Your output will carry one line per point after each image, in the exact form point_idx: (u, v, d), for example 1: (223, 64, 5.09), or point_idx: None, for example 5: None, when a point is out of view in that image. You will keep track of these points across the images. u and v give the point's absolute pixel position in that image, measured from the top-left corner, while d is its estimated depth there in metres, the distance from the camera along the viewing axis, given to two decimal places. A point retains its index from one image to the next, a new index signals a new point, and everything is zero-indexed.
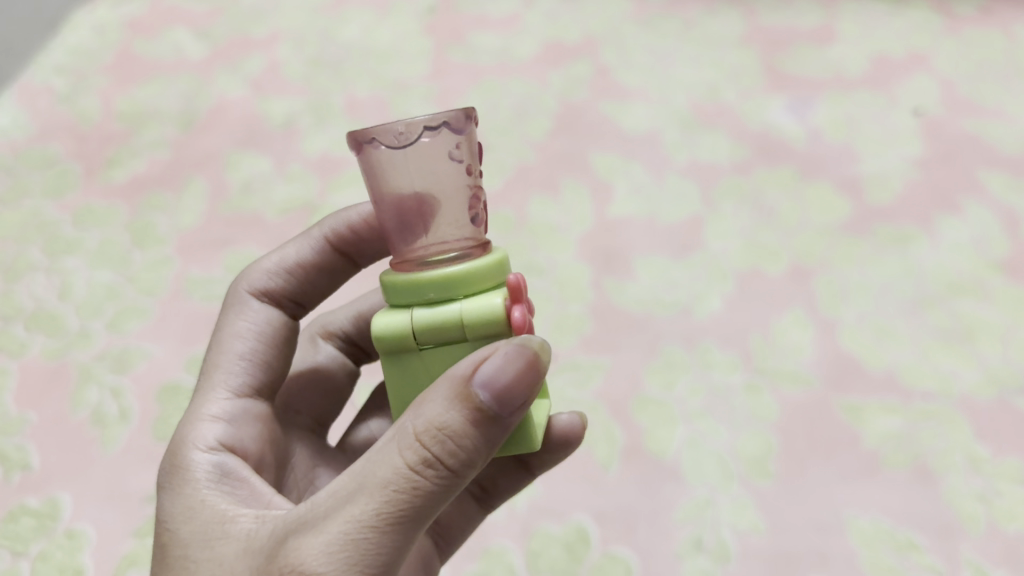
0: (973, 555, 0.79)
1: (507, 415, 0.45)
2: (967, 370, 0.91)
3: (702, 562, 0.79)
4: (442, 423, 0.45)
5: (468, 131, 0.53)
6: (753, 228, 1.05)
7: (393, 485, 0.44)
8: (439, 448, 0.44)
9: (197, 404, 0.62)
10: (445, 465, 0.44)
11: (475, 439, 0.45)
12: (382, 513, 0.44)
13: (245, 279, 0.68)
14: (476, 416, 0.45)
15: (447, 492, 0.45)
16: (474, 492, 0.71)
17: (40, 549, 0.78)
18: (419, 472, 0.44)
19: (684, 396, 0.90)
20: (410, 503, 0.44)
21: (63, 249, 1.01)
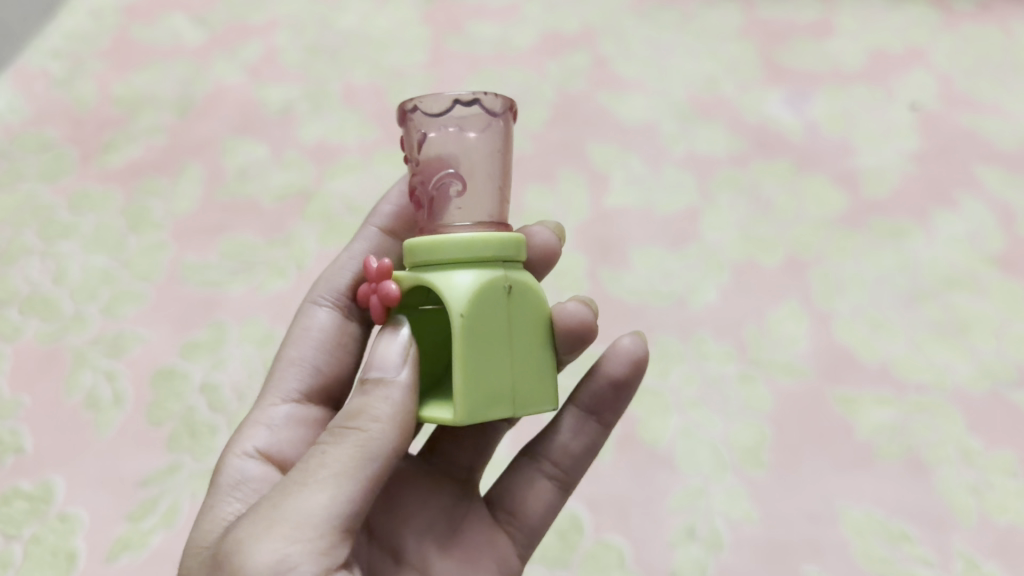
0: (963, 547, 0.79)
1: (394, 374, 0.51)
2: (961, 363, 0.92)
3: (695, 550, 0.80)
4: (348, 406, 0.51)
5: (402, 126, 0.63)
6: (749, 220, 1.05)
7: (306, 460, 0.49)
8: (341, 421, 0.50)
9: (253, 412, 0.67)
10: (348, 425, 0.49)
11: (373, 402, 0.50)
12: (296, 473, 0.48)
13: (315, 288, 0.70)
14: (372, 388, 0.51)
15: (361, 452, 0.48)
16: (555, 482, 0.67)
17: (33, 532, 0.78)
18: (326, 437, 0.49)
19: (679, 385, 0.90)
20: (318, 457, 0.48)
21: (59, 233, 1.01)
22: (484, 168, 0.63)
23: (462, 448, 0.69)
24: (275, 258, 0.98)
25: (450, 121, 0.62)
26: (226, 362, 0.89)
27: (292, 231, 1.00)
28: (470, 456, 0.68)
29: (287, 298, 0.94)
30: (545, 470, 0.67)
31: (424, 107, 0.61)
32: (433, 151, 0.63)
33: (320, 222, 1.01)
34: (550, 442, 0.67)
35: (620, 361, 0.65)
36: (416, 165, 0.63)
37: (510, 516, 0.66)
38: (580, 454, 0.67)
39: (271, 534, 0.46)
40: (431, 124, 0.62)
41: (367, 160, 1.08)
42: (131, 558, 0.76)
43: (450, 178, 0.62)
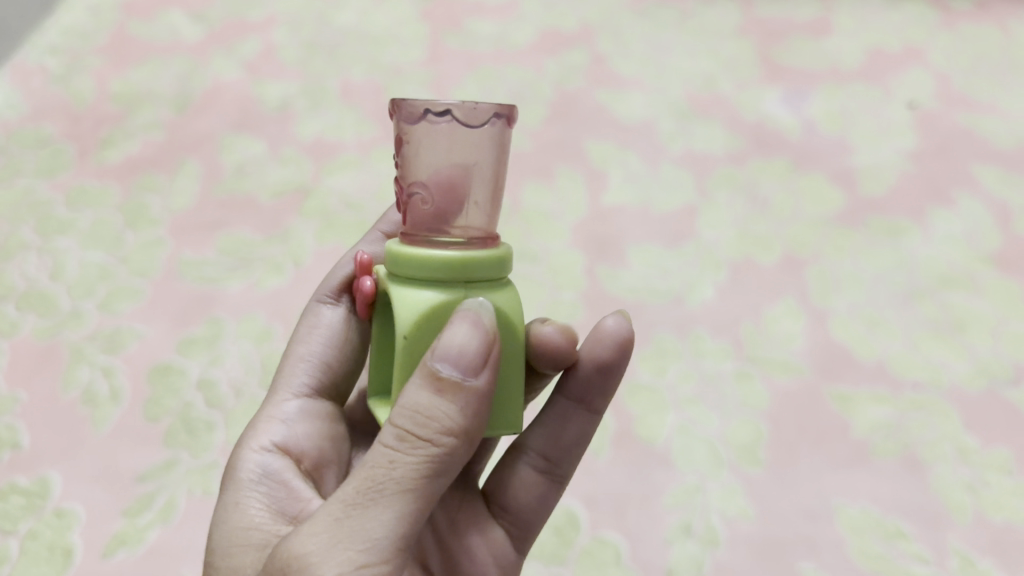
0: (959, 544, 0.79)
1: (472, 380, 0.47)
2: (957, 362, 0.92)
3: (691, 547, 0.80)
4: (415, 401, 0.46)
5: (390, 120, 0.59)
6: (746, 218, 1.05)
7: (368, 467, 0.46)
8: (405, 421, 0.46)
9: (264, 408, 0.65)
10: (419, 436, 0.45)
11: (446, 408, 0.46)
12: (363, 490, 0.45)
13: (319, 288, 0.70)
14: (443, 386, 0.46)
15: (431, 467, 0.45)
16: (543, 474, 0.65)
17: (29, 527, 0.78)
18: (395, 448, 0.46)
19: (675, 383, 0.91)
20: (387, 475, 0.45)
21: (56, 229, 1.01)
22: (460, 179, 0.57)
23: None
24: (272, 254, 0.98)
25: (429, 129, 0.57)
26: (222, 359, 0.89)
27: (289, 228, 1.00)
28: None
29: (284, 295, 0.94)
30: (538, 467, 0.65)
31: (401, 108, 0.56)
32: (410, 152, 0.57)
33: (317, 219, 1.01)
34: (537, 435, 0.65)
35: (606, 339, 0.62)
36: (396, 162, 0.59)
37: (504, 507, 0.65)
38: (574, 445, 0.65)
39: (336, 555, 0.44)
40: (408, 126, 0.57)
41: (365, 157, 1.08)
42: (127, 554, 0.76)
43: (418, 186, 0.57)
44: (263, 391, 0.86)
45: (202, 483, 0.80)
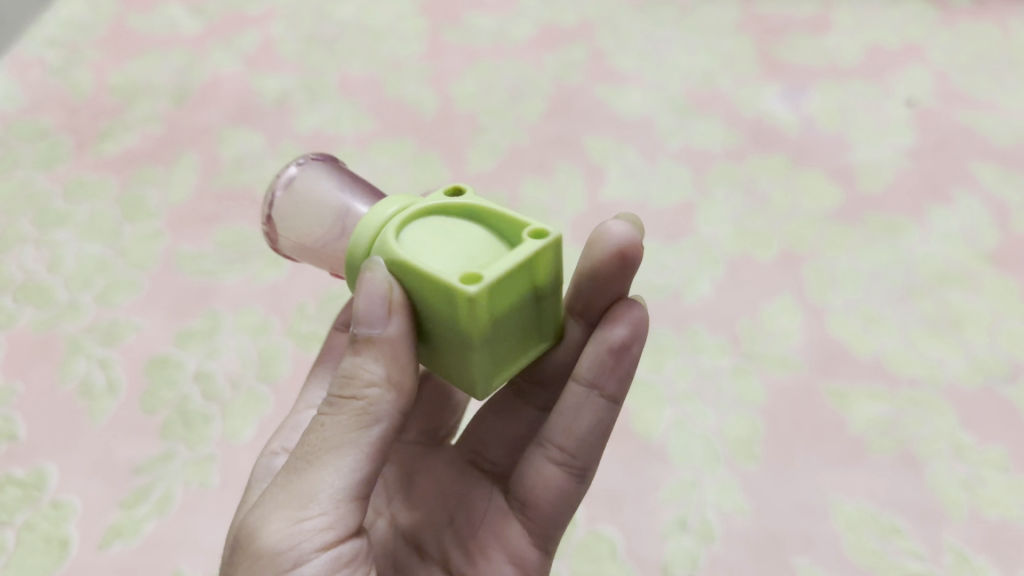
0: (954, 541, 0.79)
1: (382, 331, 0.50)
2: (953, 359, 0.92)
3: (687, 541, 0.80)
4: (343, 370, 0.51)
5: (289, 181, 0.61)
6: (743, 215, 1.05)
7: (308, 435, 0.51)
8: (335, 387, 0.51)
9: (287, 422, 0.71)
10: (346, 395, 0.50)
11: (367, 364, 0.50)
12: (304, 452, 0.50)
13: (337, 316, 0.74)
14: (362, 348, 0.51)
15: (362, 420, 0.50)
16: (568, 472, 0.63)
17: (26, 518, 0.78)
18: (326, 411, 0.51)
19: (672, 378, 0.91)
20: (322, 434, 0.50)
21: (54, 221, 1.01)
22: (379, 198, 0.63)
23: (490, 445, 0.69)
24: (270, 248, 0.98)
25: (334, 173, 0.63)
26: (220, 351, 0.89)
27: None
28: (501, 451, 0.68)
29: (282, 288, 0.94)
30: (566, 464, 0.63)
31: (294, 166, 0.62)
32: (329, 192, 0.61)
33: None
34: (552, 424, 0.63)
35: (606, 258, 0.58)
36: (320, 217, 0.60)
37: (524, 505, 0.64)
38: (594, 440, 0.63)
39: (279, 515, 0.49)
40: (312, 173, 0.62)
41: (363, 151, 1.08)
42: (123, 546, 0.76)
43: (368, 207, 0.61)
44: (260, 384, 0.87)
45: (199, 475, 0.80)
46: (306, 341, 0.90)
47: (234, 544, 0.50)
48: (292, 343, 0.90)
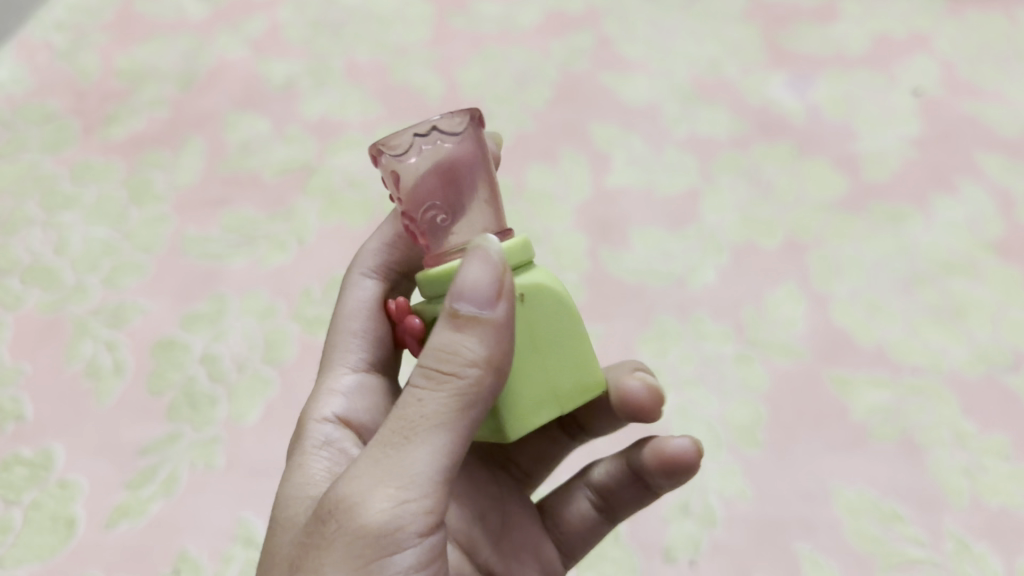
0: (955, 528, 0.80)
1: (490, 312, 0.47)
2: (956, 347, 0.92)
3: (689, 526, 0.81)
4: (446, 342, 0.47)
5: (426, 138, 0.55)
6: (748, 202, 1.05)
7: (400, 409, 0.47)
8: (428, 360, 0.47)
9: (320, 381, 0.64)
10: (447, 371, 0.47)
11: (471, 340, 0.47)
12: (399, 428, 0.47)
13: (360, 259, 0.67)
14: (465, 321, 0.47)
15: (461, 398, 0.46)
16: (593, 504, 0.70)
17: (33, 498, 0.78)
18: (424, 386, 0.47)
19: (676, 364, 0.91)
20: (422, 412, 0.46)
21: (60, 204, 1.02)
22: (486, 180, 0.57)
23: (524, 452, 0.71)
24: (276, 232, 0.98)
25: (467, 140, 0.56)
26: (226, 334, 0.89)
27: (293, 206, 1.01)
28: (529, 462, 0.72)
29: (288, 272, 0.94)
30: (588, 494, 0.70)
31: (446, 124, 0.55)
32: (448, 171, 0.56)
33: (321, 198, 1.01)
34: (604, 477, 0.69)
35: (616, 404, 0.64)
36: None
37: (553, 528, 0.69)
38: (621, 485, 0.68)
39: (378, 499, 0.46)
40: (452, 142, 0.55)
41: (368, 137, 1.09)
42: (129, 526, 0.77)
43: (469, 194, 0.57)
44: (266, 367, 0.87)
45: (204, 456, 0.81)
46: (311, 325, 0.90)
47: (321, 518, 0.47)
48: (298, 326, 0.90)
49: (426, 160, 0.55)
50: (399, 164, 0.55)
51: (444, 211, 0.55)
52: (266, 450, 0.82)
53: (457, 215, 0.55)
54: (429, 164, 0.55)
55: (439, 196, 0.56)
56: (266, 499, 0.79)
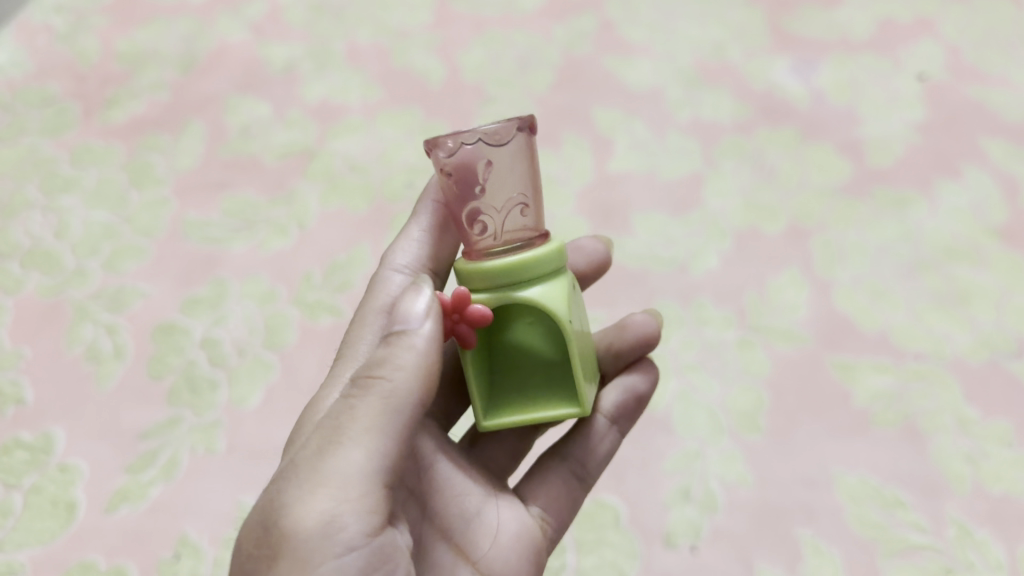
0: (957, 514, 0.80)
1: (416, 326, 0.53)
2: (960, 334, 0.92)
3: (690, 511, 0.80)
4: (377, 359, 0.52)
5: (492, 141, 0.58)
6: (752, 187, 1.04)
7: (336, 414, 0.51)
8: (365, 379, 0.52)
9: (333, 375, 0.63)
10: (375, 377, 0.51)
11: (397, 354, 0.52)
12: (333, 429, 0.51)
13: (390, 259, 0.69)
14: (393, 340, 0.53)
15: (386, 403, 0.51)
16: (573, 473, 0.69)
17: (33, 482, 0.78)
18: (354, 392, 0.52)
19: (677, 350, 0.91)
20: (348, 413, 0.51)
21: (60, 187, 1.01)
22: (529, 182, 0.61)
23: (501, 449, 0.70)
24: (276, 216, 0.98)
25: (521, 146, 0.60)
26: (227, 318, 0.89)
27: (294, 190, 1.00)
28: (506, 459, 0.70)
29: (288, 256, 0.94)
30: (569, 468, 0.69)
31: (509, 131, 0.59)
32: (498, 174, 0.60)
33: (322, 182, 1.01)
34: (576, 442, 0.69)
35: (631, 342, 0.73)
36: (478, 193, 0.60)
37: (543, 509, 0.67)
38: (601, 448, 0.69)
39: (320, 479, 0.49)
40: (509, 146, 0.59)
41: (370, 121, 1.08)
42: (130, 510, 0.77)
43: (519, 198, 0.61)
44: (266, 351, 0.87)
45: (204, 441, 0.81)
46: (312, 309, 0.90)
47: (269, 513, 0.50)
48: (299, 310, 0.90)
49: (520, 150, 0.60)
50: (496, 151, 0.59)
51: (528, 198, 0.61)
52: (267, 435, 0.81)
53: (534, 202, 0.61)
54: (518, 153, 0.60)
55: (520, 183, 0.61)
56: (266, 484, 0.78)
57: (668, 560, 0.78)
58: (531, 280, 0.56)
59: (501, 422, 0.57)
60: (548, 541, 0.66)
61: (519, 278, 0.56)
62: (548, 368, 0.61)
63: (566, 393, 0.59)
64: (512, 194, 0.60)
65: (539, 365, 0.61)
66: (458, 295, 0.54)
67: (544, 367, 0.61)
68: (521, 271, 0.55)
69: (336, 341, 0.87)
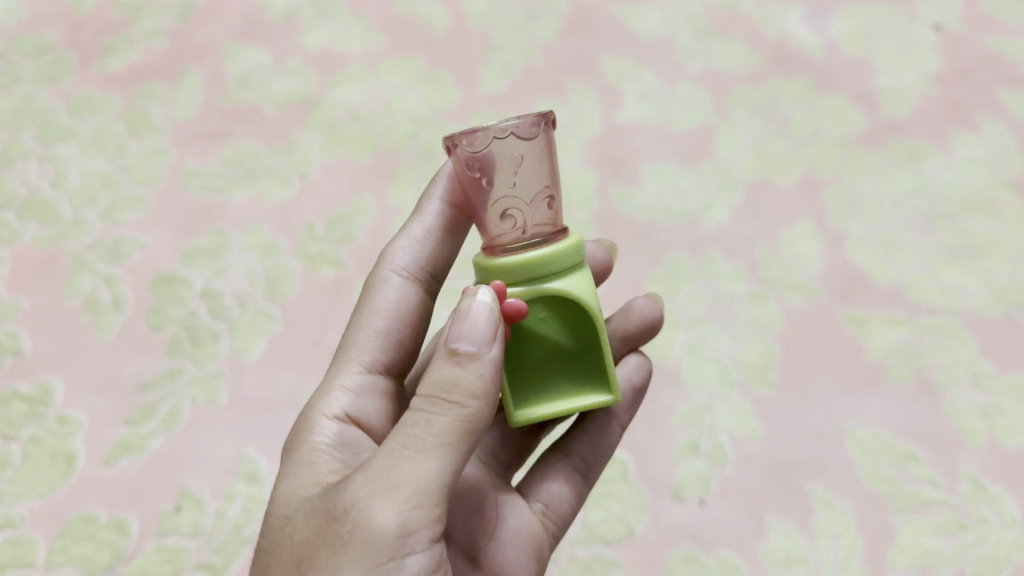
0: (971, 469, 0.78)
1: (486, 351, 0.47)
2: (975, 288, 0.90)
3: (698, 465, 0.79)
4: (450, 376, 0.47)
5: (519, 135, 0.55)
6: (764, 138, 1.02)
7: (406, 430, 0.46)
8: (438, 394, 0.46)
9: (328, 378, 0.61)
10: (453, 400, 0.46)
11: (471, 374, 0.47)
12: (402, 447, 0.45)
13: (389, 259, 0.66)
14: (463, 357, 0.47)
15: (465, 427, 0.46)
16: (578, 471, 0.66)
17: (32, 433, 0.77)
18: (428, 408, 0.46)
19: (687, 303, 0.89)
20: (425, 432, 0.46)
21: (57, 137, 0.99)
22: (550, 174, 0.58)
23: (505, 446, 0.67)
24: (277, 166, 0.96)
25: (541, 140, 0.57)
26: (227, 270, 0.87)
27: (295, 140, 0.98)
28: (509, 456, 0.67)
29: (289, 207, 0.92)
30: (572, 464, 0.67)
31: (534, 125, 0.56)
32: (524, 169, 0.57)
33: (324, 132, 0.99)
34: (580, 439, 0.67)
35: (636, 325, 0.70)
36: (506, 186, 0.57)
37: (546, 506, 0.64)
38: (604, 442, 0.67)
39: (390, 506, 0.44)
40: (530, 140, 0.56)
41: (372, 69, 1.05)
42: (130, 461, 0.75)
43: (545, 192, 0.58)
44: (268, 303, 0.85)
45: (206, 392, 0.79)
46: (314, 261, 0.88)
47: (332, 528, 0.45)
48: (301, 262, 0.88)
49: (542, 144, 0.57)
50: (522, 144, 0.56)
51: (553, 190, 0.58)
52: (270, 387, 0.80)
53: (557, 194, 0.59)
54: (542, 145, 0.57)
55: (544, 175, 0.58)
56: (269, 435, 0.77)
57: (676, 513, 0.76)
58: (552, 275, 0.53)
59: (537, 416, 0.54)
60: (550, 540, 0.63)
61: (541, 272, 0.53)
62: (561, 355, 0.58)
63: (588, 379, 0.57)
64: (539, 186, 0.57)
65: (552, 354, 0.58)
66: (496, 290, 0.51)
67: (556, 353, 0.58)
68: (544, 266, 0.53)
69: (338, 293, 0.85)
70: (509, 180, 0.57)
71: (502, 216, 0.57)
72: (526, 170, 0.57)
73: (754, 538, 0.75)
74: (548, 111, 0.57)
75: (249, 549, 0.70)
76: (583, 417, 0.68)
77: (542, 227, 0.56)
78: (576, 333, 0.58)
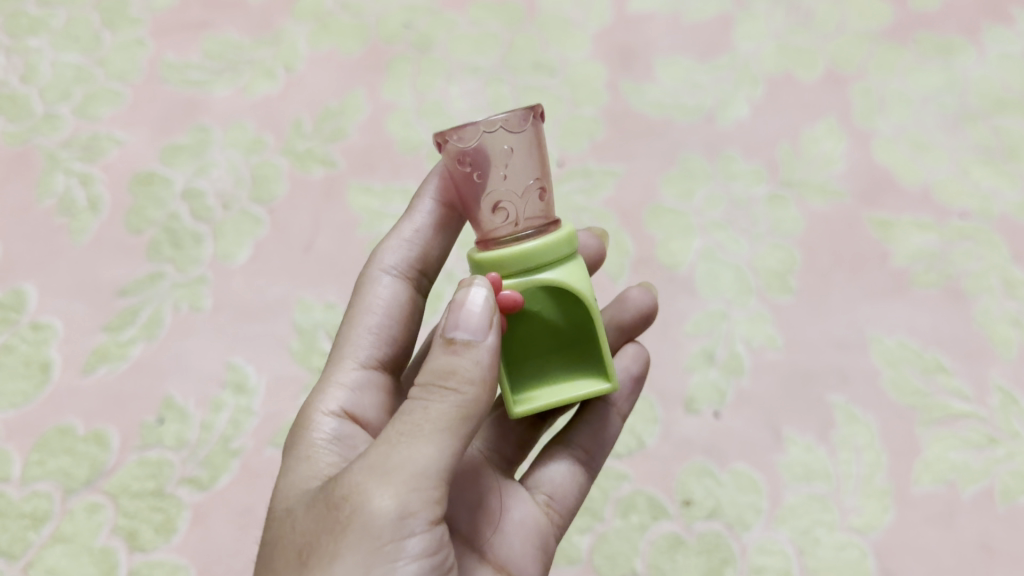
0: (1001, 381, 0.73)
1: (483, 338, 0.42)
2: (1008, 190, 0.84)
3: (713, 375, 0.74)
4: (447, 365, 0.42)
5: (509, 128, 0.49)
6: (786, 29, 0.94)
7: (404, 417, 0.41)
8: (435, 380, 0.42)
9: (322, 376, 0.55)
10: (450, 385, 0.41)
11: (468, 360, 0.42)
12: (400, 430, 0.41)
13: (378, 257, 0.59)
14: (459, 345, 0.42)
15: (463, 413, 0.41)
16: (580, 461, 0.59)
17: (4, 341, 0.72)
18: (425, 394, 0.41)
19: (702, 207, 0.83)
20: (423, 416, 0.41)
21: (26, 28, 0.92)
22: (542, 166, 0.52)
23: (507, 440, 0.59)
24: (262, 58, 0.89)
25: (533, 133, 0.50)
26: (210, 169, 0.82)
27: (282, 30, 0.91)
28: (512, 449, 0.59)
29: (275, 103, 0.86)
30: (574, 454, 0.59)
31: (524, 119, 0.49)
32: (515, 161, 0.50)
33: (313, 22, 0.91)
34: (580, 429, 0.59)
35: (631, 316, 0.64)
36: (497, 178, 0.50)
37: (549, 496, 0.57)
38: (605, 433, 0.60)
39: (387, 490, 0.39)
40: (521, 134, 0.49)
41: None
42: (108, 370, 0.71)
43: (537, 184, 0.51)
44: (253, 204, 0.79)
45: (189, 298, 0.74)
46: (302, 159, 0.82)
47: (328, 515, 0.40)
48: (288, 161, 0.82)
49: (533, 138, 0.51)
50: (513, 136, 0.49)
51: (545, 182, 0.51)
52: (257, 293, 0.75)
53: (550, 187, 0.52)
54: (533, 139, 0.51)
55: (535, 168, 0.51)
56: (257, 343, 0.73)
57: (689, 426, 0.72)
58: (543, 265, 0.47)
59: (536, 407, 0.47)
60: (558, 530, 0.56)
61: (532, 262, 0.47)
62: (557, 336, 0.51)
63: (587, 365, 0.51)
64: (531, 178, 0.50)
65: (548, 330, 0.51)
66: (491, 282, 0.46)
67: (550, 333, 0.51)
68: (532, 259, 0.46)
69: (330, 195, 0.80)
70: (499, 172, 0.50)
71: (494, 209, 0.50)
72: (518, 163, 0.50)
73: (771, 451, 0.71)
74: (537, 103, 0.50)
75: (237, 462, 0.67)
76: (583, 407, 0.60)
77: (536, 221, 0.50)
78: (571, 312, 0.50)
